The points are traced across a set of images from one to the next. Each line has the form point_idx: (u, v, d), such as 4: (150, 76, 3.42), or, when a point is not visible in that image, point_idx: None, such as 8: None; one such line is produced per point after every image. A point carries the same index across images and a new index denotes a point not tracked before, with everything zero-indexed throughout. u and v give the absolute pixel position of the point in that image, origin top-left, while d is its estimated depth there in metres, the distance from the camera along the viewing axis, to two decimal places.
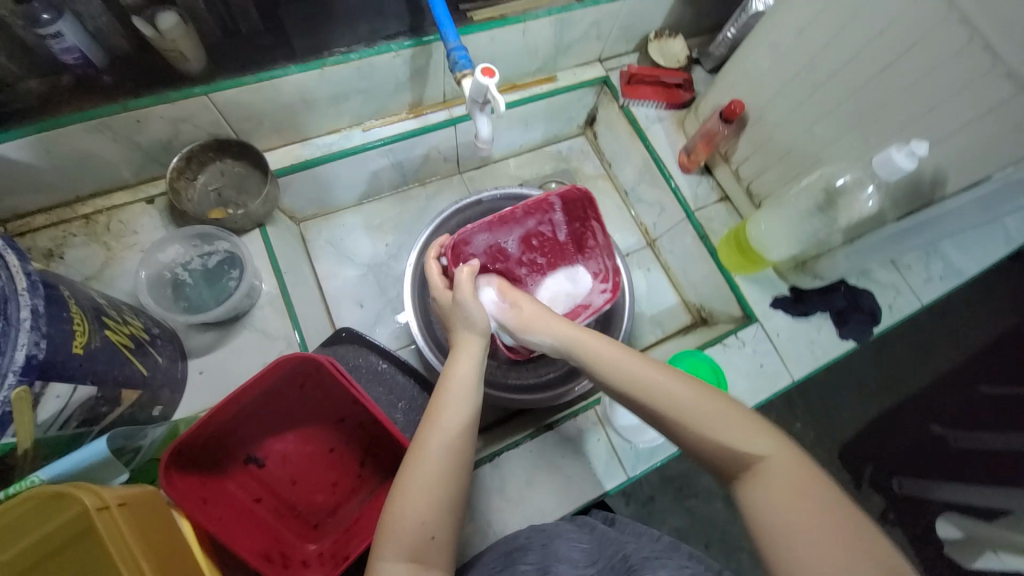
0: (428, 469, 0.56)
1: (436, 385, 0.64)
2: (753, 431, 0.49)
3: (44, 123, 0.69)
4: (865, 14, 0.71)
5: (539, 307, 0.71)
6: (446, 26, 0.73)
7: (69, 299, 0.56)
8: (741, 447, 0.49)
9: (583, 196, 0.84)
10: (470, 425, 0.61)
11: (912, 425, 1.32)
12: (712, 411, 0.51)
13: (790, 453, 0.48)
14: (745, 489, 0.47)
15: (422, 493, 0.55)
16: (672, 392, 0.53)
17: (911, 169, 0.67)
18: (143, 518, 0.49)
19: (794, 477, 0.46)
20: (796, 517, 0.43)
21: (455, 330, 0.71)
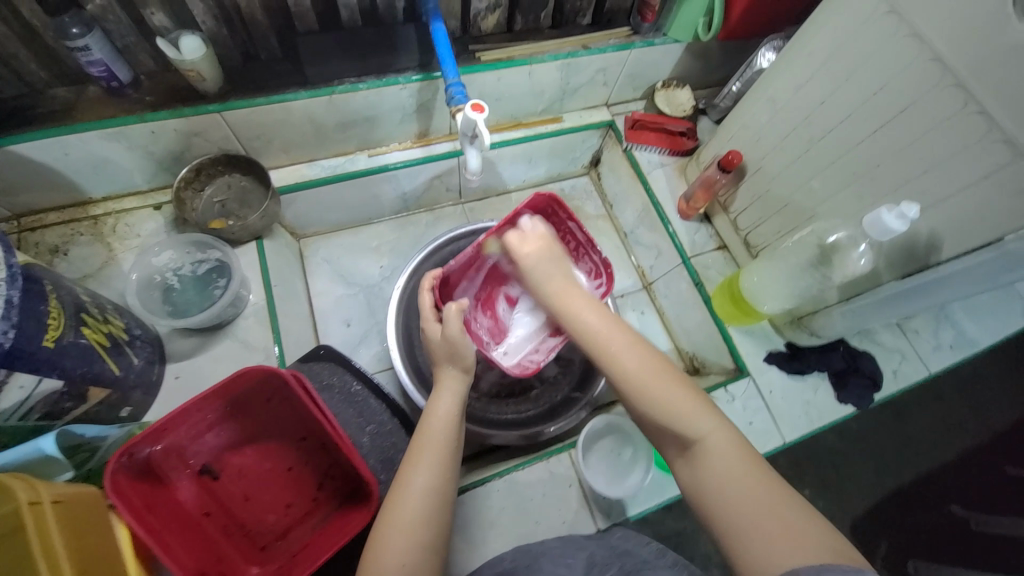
0: (410, 507, 0.57)
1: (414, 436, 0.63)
2: (693, 409, 0.52)
3: (64, 127, 0.74)
4: (860, 75, 0.72)
5: (543, 254, 0.64)
6: (447, 63, 0.78)
7: (51, 292, 0.57)
8: (686, 430, 0.51)
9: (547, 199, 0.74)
10: (452, 456, 0.62)
11: (924, 503, 1.23)
12: (658, 385, 0.53)
13: (725, 427, 0.51)
14: (702, 476, 0.50)
15: (404, 530, 0.55)
16: (624, 370, 0.55)
17: (902, 231, 0.66)
18: (78, 521, 0.47)
19: (730, 452, 0.50)
20: (752, 511, 0.46)
21: (440, 366, 0.69)
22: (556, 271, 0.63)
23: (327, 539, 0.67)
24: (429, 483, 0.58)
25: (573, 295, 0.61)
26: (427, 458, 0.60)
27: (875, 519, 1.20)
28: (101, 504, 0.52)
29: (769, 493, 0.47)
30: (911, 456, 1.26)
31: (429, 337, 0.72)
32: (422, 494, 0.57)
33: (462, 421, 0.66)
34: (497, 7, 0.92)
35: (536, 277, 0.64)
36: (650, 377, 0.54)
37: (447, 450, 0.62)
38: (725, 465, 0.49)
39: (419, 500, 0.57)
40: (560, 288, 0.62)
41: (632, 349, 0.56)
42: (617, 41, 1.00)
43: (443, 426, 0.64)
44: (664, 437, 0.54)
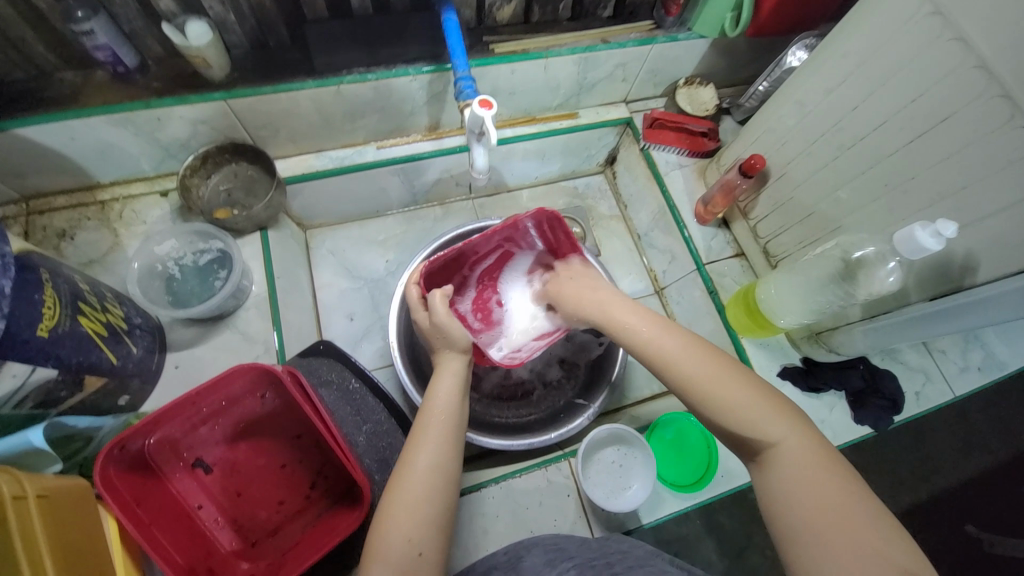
0: (416, 484, 0.54)
1: (420, 408, 0.62)
2: (771, 417, 0.51)
3: (70, 112, 0.73)
4: (898, 79, 0.67)
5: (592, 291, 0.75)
6: (458, 54, 0.75)
7: (46, 280, 0.57)
8: (754, 435, 0.50)
9: (551, 215, 0.79)
10: (457, 436, 0.60)
11: (938, 525, 1.18)
12: (731, 393, 0.53)
13: (800, 439, 0.49)
14: (773, 482, 0.48)
15: (414, 505, 0.53)
16: (696, 377, 0.55)
17: (937, 250, 0.61)
18: (64, 512, 0.46)
19: (805, 462, 0.48)
20: (821, 511, 0.45)
21: (438, 350, 0.69)
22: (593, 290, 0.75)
23: (316, 539, 0.67)
24: (434, 459, 0.56)
25: (614, 305, 0.70)
26: (433, 436, 0.58)
27: None
28: (88, 494, 0.52)
29: (840, 495, 0.45)
30: (931, 477, 1.21)
31: (420, 327, 0.72)
32: (427, 471, 0.55)
33: (463, 402, 0.64)
34: None
35: (585, 294, 0.75)
36: (709, 374, 0.55)
37: (453, 436, 0.59)
38: (790, 463, 0.48)
39: (424, 477, 0.55)
40: (607, 302, 0.71)
41: (690, 350, 0.58)
42: (639, 35, 0.95)
43: (446, 405, 0.62)
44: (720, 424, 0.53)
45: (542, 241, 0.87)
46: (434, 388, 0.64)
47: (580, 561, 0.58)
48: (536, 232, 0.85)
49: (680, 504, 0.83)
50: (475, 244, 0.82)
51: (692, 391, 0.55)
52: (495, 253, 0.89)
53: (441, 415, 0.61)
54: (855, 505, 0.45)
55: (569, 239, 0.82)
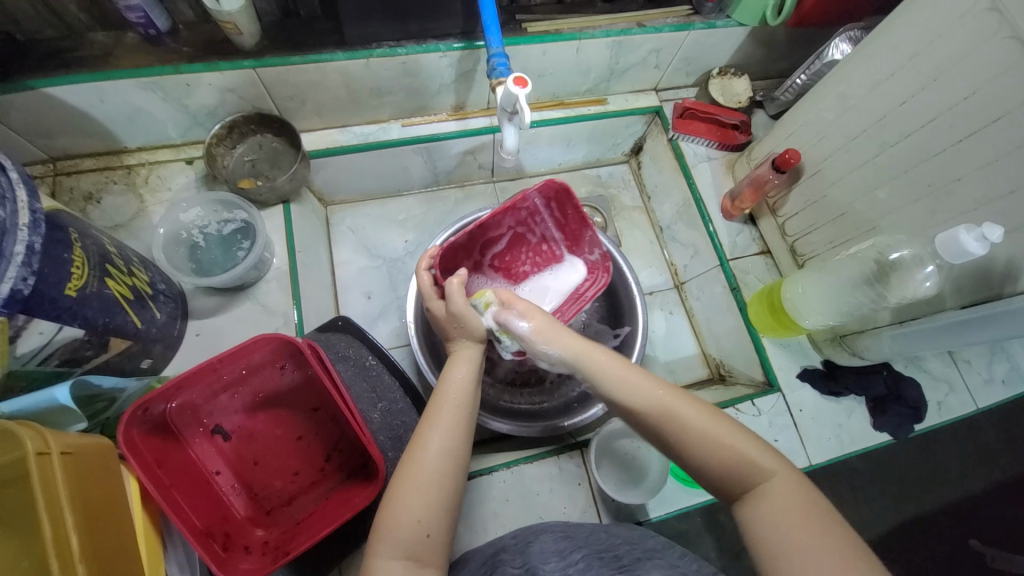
0: (428, 464, 0.54)
1: (434, 390, 0.60)
2: (768, 452, 0.49)
3: (100, 73, 0.73)
4: (950, 75, 0.64)
5: (548, 317, 0.63)
6: (492, 30, 0.73)
7: (75, 240, 0.57)
8: (749, 470, 0.48)
9: (560, 187, 0.80)
10: (470, 422, 0.59)
11: (945, 536, 1.17)
12: (719, 431, 0.50)
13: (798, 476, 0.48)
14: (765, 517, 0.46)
15: (424, 487, 0.52)
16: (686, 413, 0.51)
17: (980, 255, 0.59)
18: (87, 469, 0.47)
19: (799, 500, 0.46)
20: (797, 530, 0.44)
21: (454, 340, 0.68)
22: (542, 324, 0.63)
23: (330, 511, 0.67)
24: (446, 443, 0.55)
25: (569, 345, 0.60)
26: (447, 419, 0.57)
27: (891, 546, 1.14)
28: (112, 454, 0.53)
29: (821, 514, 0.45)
30: (942, 487, 1.19)
31: (436, 315, 0.71)
32: (440, 453, 0.54)
33: (478, 390, 0.63)
34: None
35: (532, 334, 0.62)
36: (696, 412, 0.51)
37: (467, 424, 0.58)
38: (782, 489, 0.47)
39: (436, 460, 0.54)
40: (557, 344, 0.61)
41: (663, 385, 0.54)
42: (675, 20, 0.92)
43: (461, 391, 0.60)
44: (692, 448, 0.50)
45: (555, 222, 0.88)
46: (450, 375, 0.63)
47: (589, 551, 0.58)
48: (549, 213, 0.86)
49: (691, 499, 0.83)
50: (491, 221, 0.84)
51: (670, 424, 0.51)
52: (506, 236, 0.90)
53: (455, 401, 0.59)
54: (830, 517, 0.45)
55: (578, 212, 0.83)
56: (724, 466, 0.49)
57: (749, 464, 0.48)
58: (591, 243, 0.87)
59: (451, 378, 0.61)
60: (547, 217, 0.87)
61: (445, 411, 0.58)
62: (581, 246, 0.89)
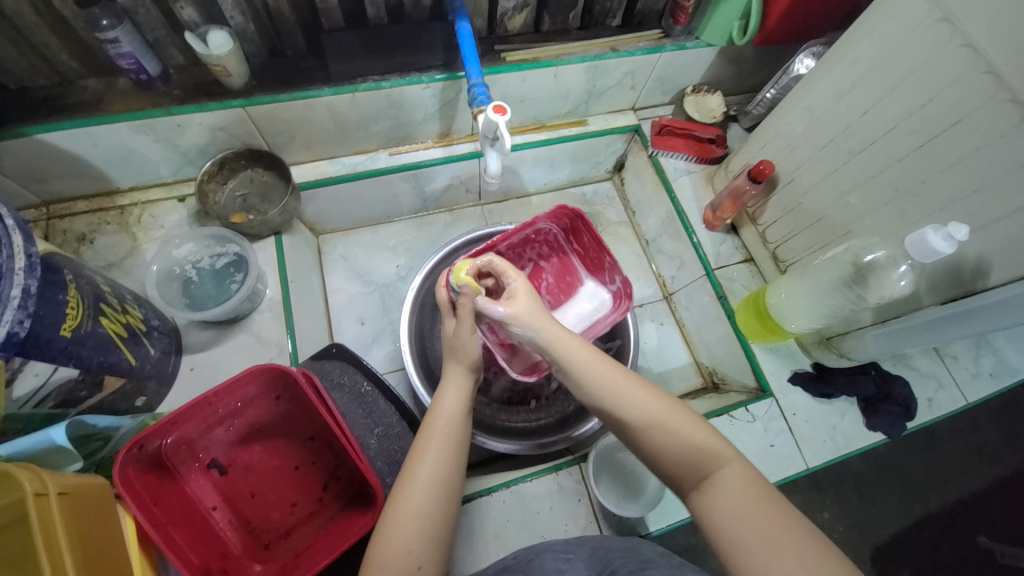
0: (418, 497, 0.53)
1: (425, 417, 0.60)
2: (714, 440, 0.51)
3: (93, 118, 0.75)
4: (907, 84, 0.67)
5: (537, 304, 0.63)
6: (471, 62, 0.76)
7: (70, 281, 0.58)
8: (700, 458, 0.50)
9: (572, 214, 0.82)
10: (462, 450, 0.59)
11: (952, 535, 1.16)
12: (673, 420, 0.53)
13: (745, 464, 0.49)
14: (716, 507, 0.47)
15: (416, 519, 0.52)
16: (646, 409, 0.54)
17: (949, 253, 0.62)
18: (84, 510, 0.47)
19: (747, 487, 0.48)
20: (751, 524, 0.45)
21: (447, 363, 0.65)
22: (529, 299, 0.63)
23: (330, 540, 0.67)
24: (438, 472, 0.55)
25: (545, 325, 0.61)
26: (438, 447, 0.57)
27: (899, 547, 1.13)
28: (108, 493, 0.52)
29: (761, 497, 0.47)
30: (943, 484, 1.19)
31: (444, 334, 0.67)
32: (431, 481, 0.54)
33: (469, 416, 0.62)
34: (524, 7, 0.90)
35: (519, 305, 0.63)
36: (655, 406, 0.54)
37: (458, 447, 0.58)
38: (733, 478, 0.48)
39: (426, 489, 0.54)
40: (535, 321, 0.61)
41: (643, 389, 0.55)
42: (647, 43, 0.96)
43: (451, 419, 0.60)
44: (667, 455, 0.52)
45: (574, 250, 0.90)
46: (439, 403, 0.62)
47: None
48: (567, 240, 0.89)
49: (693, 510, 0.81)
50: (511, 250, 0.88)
51: (653, 432, 0.53)
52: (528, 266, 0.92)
53: (443, 428, 0.59)
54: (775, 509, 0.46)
55: (595, 238, 0.83)
56: (680, 458, 0.51)
57: (698, 452, 0.50)
58: (611, 271, 0.85)
59: (442, 406, 0.61)
60: (563, 242, 0.89)
61: (433, 440, 0.58)
62: (603, 275, 0.88)
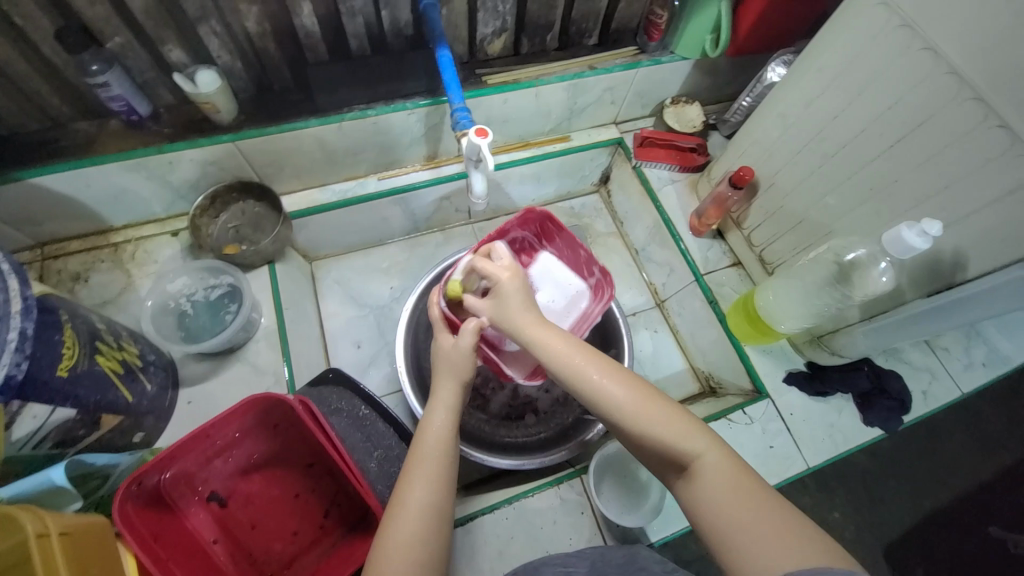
0: (410, 526, 0.53)
1: (412, 441, 0.60)
2: (691, 430, 0.52)
3: (85, 159, 0.77)
4: (873, 88, 0.70)
5: (523, 300, 0.63)
6: (453, 88, 0.79)
7: (66, 321, 0.59)
8: (679, 448, 0.51)
9: (541, 216, 0.84)
10: (452, 471, 0.58)
11: (965, 528, 1.15)
12: (653, 414, 0.53)
13: (721, 451, 0.50)
14: (699, 497, 0.49)
15: (408, 549, 0.51)
16: (626, 407, 0.54)
17: (925, 249, 0.63)
18: (86, 549, 0.47)
19: (724, 473, 0.49)
20: (733, 513, 0.46)
21: (437, 377, 0.65)
22: (511, 299, 0.63)
23: (334, 568, 0.67)
24: (429, 497, 0.55)
25: (527, 323, 0.61)
26: (426, 472, 0.57)
27: (911, 544, 1.12)
28: (109, 531, 0.52)
29: (739, 484, 0.48)
30: (949, 476, 1.18)
31: (438, 347, 0.67)
32: (422, 507, 0.54)
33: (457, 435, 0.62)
34: (503, 32, 0.93)
35: (504, 304, 0.63)
36: (636, 402, 0.54)
37: (448, 467, 0.58)
38: (711, 467, 0.49)
39: (418, 515, 0.53)
40: (518, 318, 0.61)
41: (636, 387, 0.55)
42: (624, 60, 0.99)
43: (440, 441, 0.60)
44: (651, 450, 0.53)
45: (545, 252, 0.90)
46: (428, 425, 0.61)
47: None
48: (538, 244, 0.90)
49: None
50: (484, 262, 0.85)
51: (642, 435, 0.53)
52: None
53: (429, 451, 0.58)
54: (752, 492, 0.47)
55: (565, 235, 0.86)
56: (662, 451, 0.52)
57: (675, 443, 0.51)
58: (588, 263, 0.85)
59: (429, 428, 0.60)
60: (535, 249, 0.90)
61: (421, 466, 0.57)
62: (579, 267, 0.87)
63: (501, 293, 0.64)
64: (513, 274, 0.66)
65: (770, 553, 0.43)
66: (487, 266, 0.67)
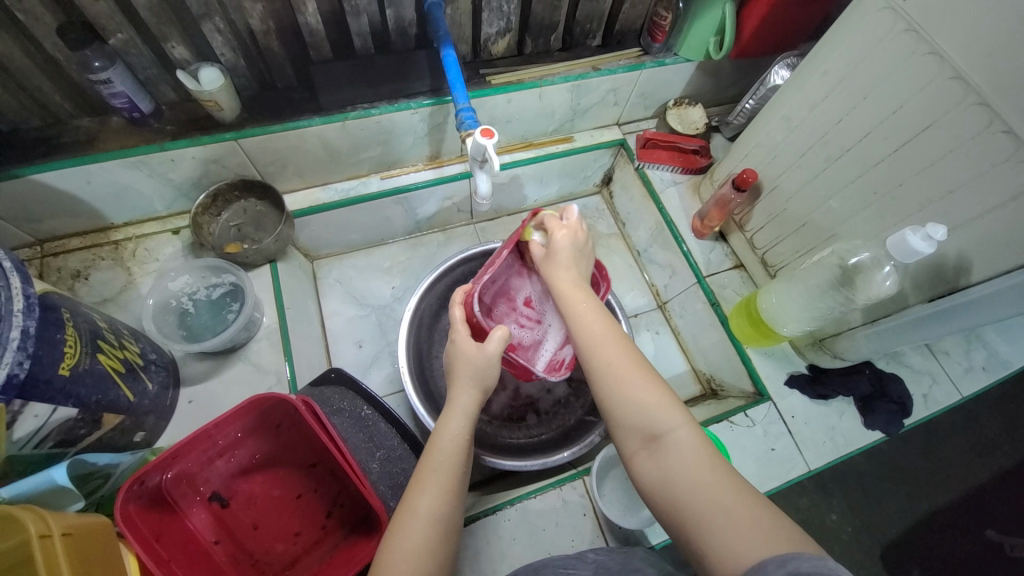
0: (420, 530, 0.53)
1: (424, 448, 0.60)
2: (665, 408, 0.53)
3: (86, 156, 0.76)
4: (878, 93, 0.70)
5: (572, 258, 0.68)
6: (457, 88, 0.78)
7: (67, 319, 0.59)
8: (654, 425, 0.52)
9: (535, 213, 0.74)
10: (462, 476, 0.58)
11: (963, 530, 1.15)
12: (633, 396, 0.54)
13: (693, 428, 0.52)
14: (672, 475, 0.49)
15: (419, 553, 0.52)
16: (619, 395, 0.55)
17: (929, 253, 0.64)
18: (88, 549, 0.47)
19: (694, 449, 0.50)
20: (705, 491, 0.47)
21: (456, 380, 0.65)
22: (563, 256, 0.67)
23: (336, 568, 0.67)
24: (439, 505, 0.55)
25: (568, 285, 0.65)
26: (436, 479, 0.56)
27: (909, 547, 1.13)
28: (110, 531, 0.52)
29: (710, 461, 0.49)
30: (946, 478, 1.19)
31: (457, 351, 0.66)
32: (431, 512, 0.54)
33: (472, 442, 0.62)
34: (507, 32, 0.93)
35: (555, 260, 0.67)
36: (619, 384, 0.55)
37: (459, 470, 0.58)
38: (682, 444, 0.51)
39: (428, 520, 0.54)
40: (562, 280, 0.66)
41: (630, 372, 0.56)
42: (627, 61, 0.99)
43: (453, 449, 0.59)
44: (627, 431, 0.54)
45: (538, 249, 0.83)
46: (444, 431, 0.61)
47: None
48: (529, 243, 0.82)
49: None
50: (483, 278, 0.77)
51: (624, 417, 0.54)
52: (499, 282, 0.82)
53: (442, 457, 0.58)
54: (721, 469, 0.49)
55: None
56: (641, 431, 0.53)
57: (652, 423, 0.53)
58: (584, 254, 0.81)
59: (444, 437, 0.60)
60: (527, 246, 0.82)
61: (432, 472, 0.57)
62: None
63: (554, 250, 0.68)
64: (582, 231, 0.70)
65: (737, 529, 0.43)
66: (553, 223, 0.70)
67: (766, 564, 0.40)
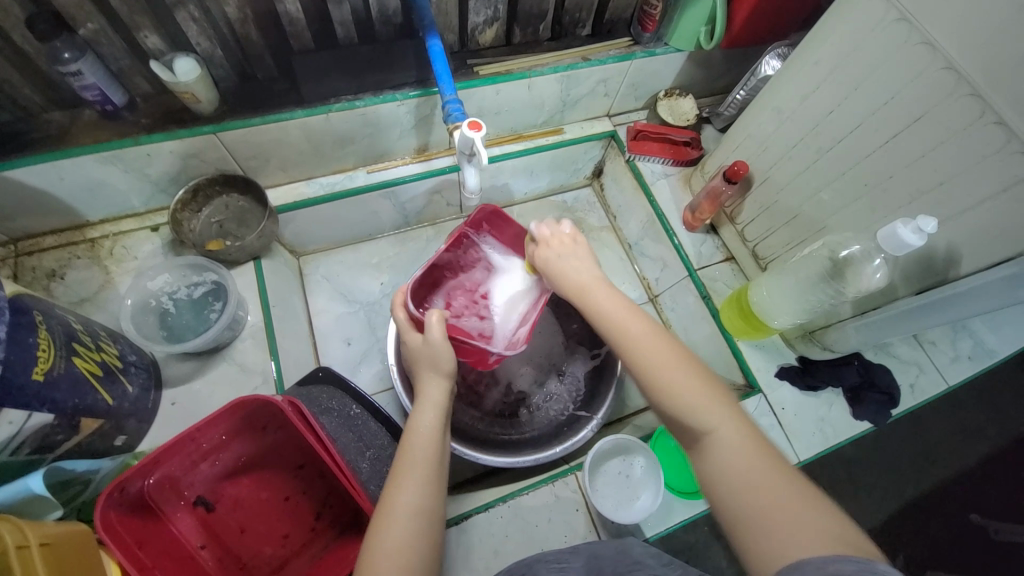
0: (398, 524, 0.52)
1: (399, 441, 0.60)
2: (709, 404, 0.51)
3: (58, 152, 0.73)
4: (869, 84, 0.69)
5: (573, 263, 0.66)
6: (444, 79, 0.76)
7: (40, 322, 0.57)
8: (693, 422, 0.51)
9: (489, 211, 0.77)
10: (440, 471, 0.58)
11: (948, 515, 1.17)
12: (674, 389, 0.53)
13: (735, 426, 0.50)
14: (716, 474, 0.49)
15: (402, 553, 0.50)
16: (658, 387, 0.54)
17: (919, 246, 0.63)
18: (67, 559, 0.45)
19: (736, 448, 0.49)
20: (752, 493, 0.46)
21: (420, 376, 0.66)
22: (563, 262, 0.67)
23: (326, 570, 0.66)
24: (420, 497, 0.54)
25: (585, 281, 0.64)
26: (413, 473, 0.56)
27: (895, 532, 1.15)
28: (92, 539, 0.50)
29: (755, 460, 0.48)
30: (932, 464, 1.21)
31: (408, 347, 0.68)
32: (409, 508, 0.53)
33: (445, 436, 0.62)
34: (494, 21, 0.90)
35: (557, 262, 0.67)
36: (660, 378, 0.54)
37: (435, 464, 0.58)
38: (726, 442, 0.49)
39: (406, 516, 0.53)
40: (580, 276, 0.65)
41: (669, 368, 0.54)
42: (617, 51, 0.98)
43: (427, 443, 0.59)
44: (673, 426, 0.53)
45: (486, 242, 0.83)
46: (416, 424, 0.62)
47: None
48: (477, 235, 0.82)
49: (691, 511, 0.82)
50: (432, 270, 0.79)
51: (667, 411, 0.53)
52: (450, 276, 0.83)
53: (417, 449, 0.58)
54: (769, 469, 0.47)
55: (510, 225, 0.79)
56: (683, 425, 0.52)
57: (691, 420, 0.51)
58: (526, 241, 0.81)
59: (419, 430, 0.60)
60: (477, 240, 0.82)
61: (406, 470, 0.56)
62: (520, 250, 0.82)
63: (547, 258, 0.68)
64: (577, 237, 0.70)
65: (785, 535, 0.43)
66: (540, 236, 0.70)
67: (806, 565, 0.40)
